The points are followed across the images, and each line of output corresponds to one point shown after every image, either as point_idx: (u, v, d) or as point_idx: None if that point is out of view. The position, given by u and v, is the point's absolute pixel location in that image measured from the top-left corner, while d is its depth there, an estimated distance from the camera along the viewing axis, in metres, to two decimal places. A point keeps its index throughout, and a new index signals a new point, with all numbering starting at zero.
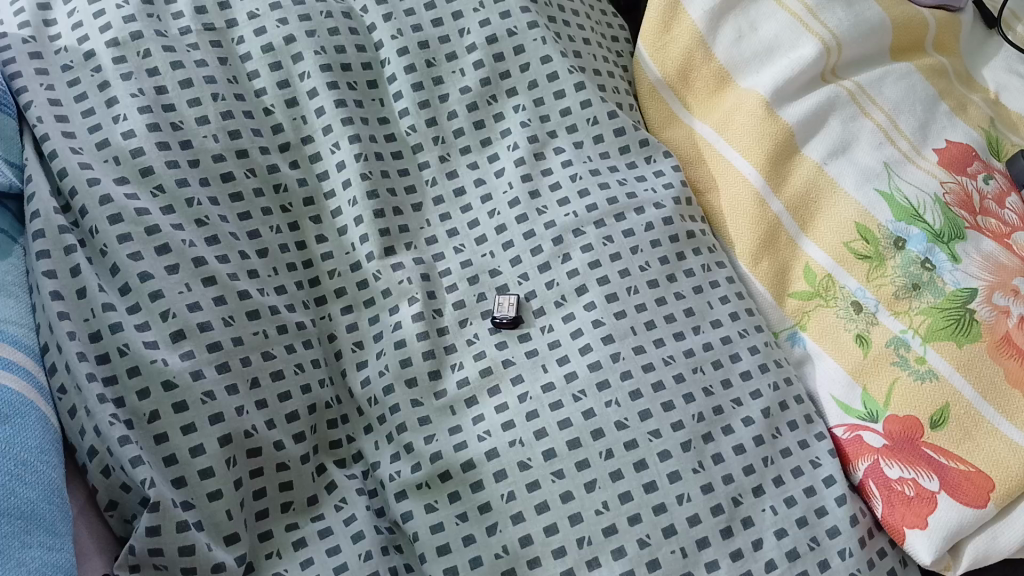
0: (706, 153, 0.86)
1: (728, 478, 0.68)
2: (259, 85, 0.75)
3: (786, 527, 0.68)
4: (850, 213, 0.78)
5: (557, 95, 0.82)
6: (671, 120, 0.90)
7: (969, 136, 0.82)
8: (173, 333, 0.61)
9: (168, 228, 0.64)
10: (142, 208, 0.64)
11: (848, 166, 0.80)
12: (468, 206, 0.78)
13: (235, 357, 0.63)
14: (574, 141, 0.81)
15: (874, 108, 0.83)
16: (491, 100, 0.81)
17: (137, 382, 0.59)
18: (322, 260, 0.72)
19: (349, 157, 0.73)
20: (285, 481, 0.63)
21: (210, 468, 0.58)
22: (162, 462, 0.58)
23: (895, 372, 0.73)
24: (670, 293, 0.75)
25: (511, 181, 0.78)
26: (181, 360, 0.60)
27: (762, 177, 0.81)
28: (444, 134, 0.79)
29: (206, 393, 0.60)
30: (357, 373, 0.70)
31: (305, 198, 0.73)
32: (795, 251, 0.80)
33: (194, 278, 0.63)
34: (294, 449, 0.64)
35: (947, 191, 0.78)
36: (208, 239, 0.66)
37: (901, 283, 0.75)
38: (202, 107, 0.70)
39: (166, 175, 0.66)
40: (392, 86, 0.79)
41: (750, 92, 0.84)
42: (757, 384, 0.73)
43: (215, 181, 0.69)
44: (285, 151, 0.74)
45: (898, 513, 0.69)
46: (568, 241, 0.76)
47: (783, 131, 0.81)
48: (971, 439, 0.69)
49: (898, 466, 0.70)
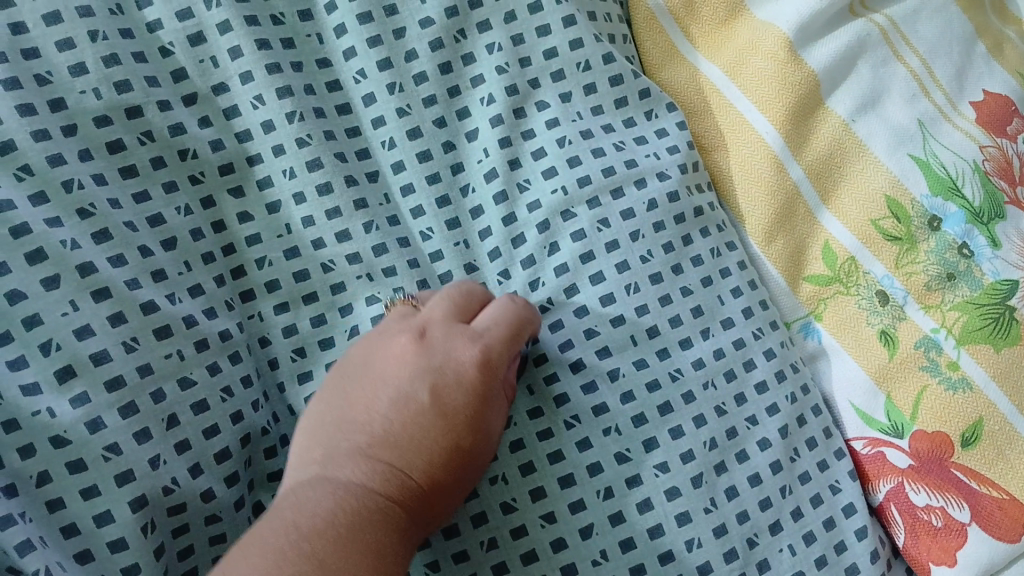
0: (712, 99, 0.67)
1: (743, 516, 0.55)
2: (153, 16, 0.55)
3: (804, 569, 0.55)
4: (879, 184, 0.63)
5: (541, 31, 0.61)
6: (671, 55, 0.68)
7: (1008, 85, 0.68)
8: (59, 369, 0.47)
9: (42, 227, 0.48)
10: (4, 202, 0.47)
11: (877, 123, 0.64)
12: (437, 176, 0.58)
13: (145, 393, 0.49)
14: (560, 92, 0.61)
15: (907, 50, 0.67)
16: (458, 35, 0.60)
17: (18, 438, 0.46)
18: (248, 245, 0.56)
19: (279, 117, 0.56)
20: (217, 535, 0.51)
21: (122, 540, 0.47)
22: (60, 534, 0.46)
23: (923, 379, 0.60)
24: (686, 260, 0.60)
25: (486, 147, 0.59)
26: (74, 407, 0.47)
27: (781, 138, 0.64)
28: (402, 80, 0.59)
29: (109, 446, 0.47)
30: (300, 388, 0.56)
31: (221, 166, 0.56)
32: (815, 227, 0.64)
33: (81, 292, 0.48)
34: (227, 496, 0.52)
35: (987, 157, 0.65)
36: (97, 234, 0.50)
37: (935, 272, 0.62)
38: (76, 51, 0.51)
39: (33, 151, 0.49)
40: (331, 17, 0.59)
41: (768, 27, 0.65)
42: (773, 397, 0.59)
43: (99, 152, 0.51)
44: (191, 105, 0.55)
45: (922, 544, 0.58)
46: (557, 224, 0.58)
47: (805, 78, 0.64)
48: (1006, 461, 0.57)
49: (925, 491, 0.58)
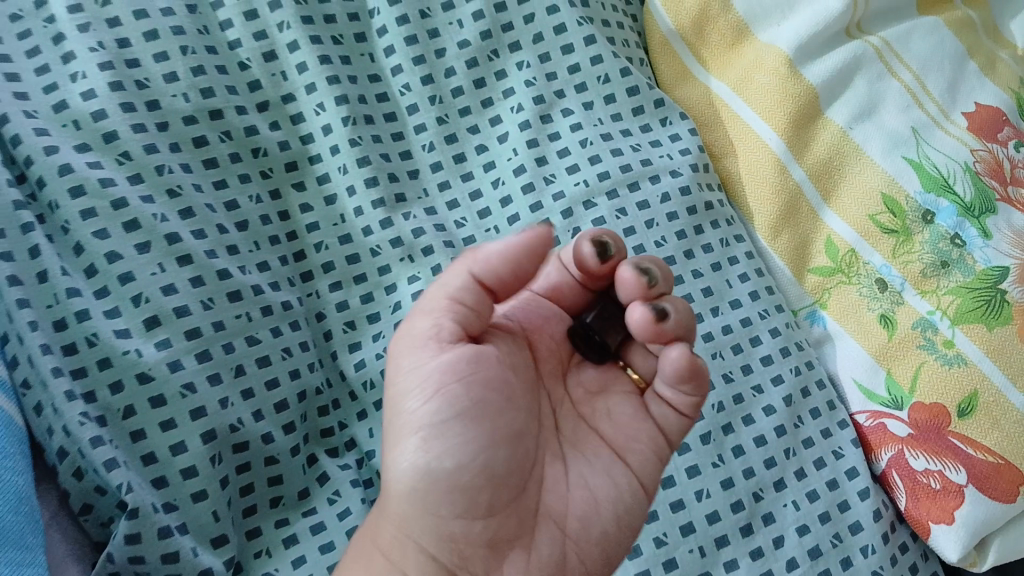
0: (723, 113, 0.75)
1: (749, 473, 0.60)
2: (233, 36, 0.65)
3: (808, 523, 0.60)
4: (875, 182, 0.69)
5: (565, 49, 0.70)
6: (685, 77, 0.77)
7: (999, 98, 0.74)
8: (147, 320, 0.55)
9: (137, 201, 0.57)
10: (107, 179, 0.56)
11: (873, 130, 0.71)
12: (469, 175, 0.68)
13: (217, 344, 0.57)
14: (583, 102, 0.69)
15: (901, 67, 0.74)
16: (492, 55, 0.69)
17: (109, 375, 0.54)
18: (308, 232, 0.65)
19: (336, 121, 0.65)
20: (275, 476, 0.59)
21: (193, 467, 0.55)
22: (141, 461, 0.54)
23: (920, 357, 0.64)
24: (697, 246, 0.67)
25: (516, 147, 0.67)
26: (157, 350, 0.55)
27: (783, 143, 0.71)
28: (442, 93, 0.68)
29: (186, 385, 0.55)
30: (351, 355, 0.63)
31: (287, 163, 0.65)
32: (817, 224, 0.70)
33: (167, 257, 0.57)
34: (285, 442, 0.59)
35: (978, 160, 0.70)
36: (182, 212, 0.59)
37: (929, 260, 0.67)
38: (170, 62, 0.61)
39: (132, 141, 0.58)
40: (382, 40, 0.69)
41: (770, 48, 0.73)
42: (779, 369, 0.64)
43: (186, 147, 0.61)
44: (263, 111, 0.65)
45: (922, 507, 0.62)
46: (578, 214, 0.66)
47: (805, 91, 0.71)
48: (1002, 429, 0.61)
49: (924, 457, 0.62)
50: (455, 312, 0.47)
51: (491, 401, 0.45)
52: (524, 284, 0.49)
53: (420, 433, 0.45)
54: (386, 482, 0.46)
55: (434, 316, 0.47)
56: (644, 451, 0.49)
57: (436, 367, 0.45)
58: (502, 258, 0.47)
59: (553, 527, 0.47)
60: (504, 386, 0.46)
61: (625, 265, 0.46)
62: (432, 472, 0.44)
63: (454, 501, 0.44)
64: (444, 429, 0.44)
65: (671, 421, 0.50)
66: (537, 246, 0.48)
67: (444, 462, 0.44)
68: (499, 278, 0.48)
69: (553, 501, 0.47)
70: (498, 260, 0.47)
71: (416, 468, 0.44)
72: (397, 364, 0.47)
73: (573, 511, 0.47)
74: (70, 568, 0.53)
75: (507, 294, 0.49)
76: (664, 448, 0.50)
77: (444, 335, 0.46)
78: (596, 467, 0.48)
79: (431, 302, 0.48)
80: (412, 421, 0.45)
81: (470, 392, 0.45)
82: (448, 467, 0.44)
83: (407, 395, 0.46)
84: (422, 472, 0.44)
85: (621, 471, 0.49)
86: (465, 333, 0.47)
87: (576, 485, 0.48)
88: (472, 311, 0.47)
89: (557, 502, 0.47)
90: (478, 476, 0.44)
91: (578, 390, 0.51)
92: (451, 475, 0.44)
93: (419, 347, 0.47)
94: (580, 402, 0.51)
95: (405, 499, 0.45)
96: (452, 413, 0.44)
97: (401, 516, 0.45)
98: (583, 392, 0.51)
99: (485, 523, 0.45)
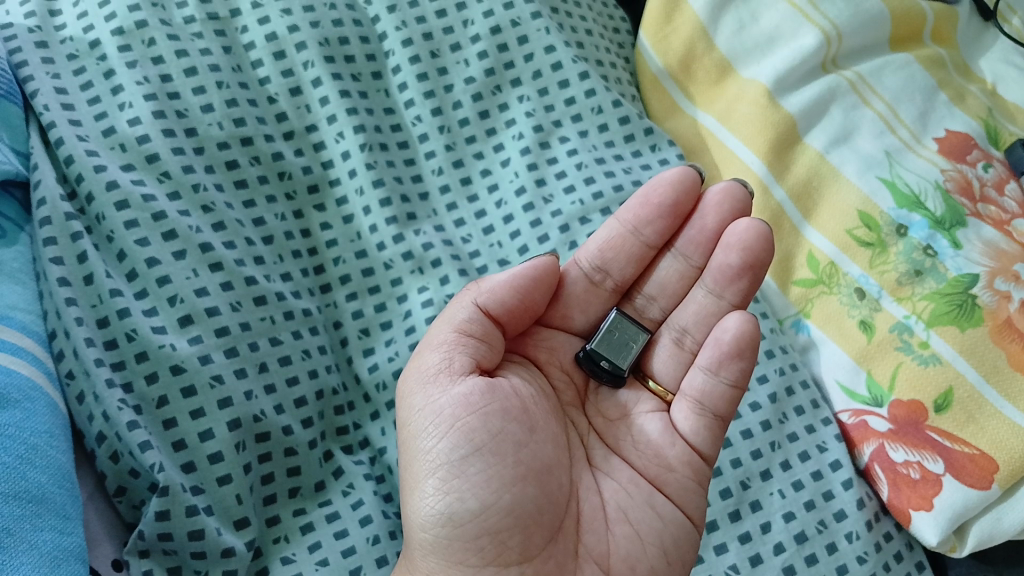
0: (710, 142, 0.83)
1: (736, 463, 0.66)
2: (263, 74, 0.73)
3: (794, 510, 0.64)
4: (851, 201, 0.75)
5: (561, 84, 0.79)
6: (674, 111, 0.86)
7: (969, 125, 0.79)
8: (181, 318, 0.61)
9: (175, 215, 0.63)
10: (149, 195, 0.63)
11: (849, 153, 0.77)
12: (476, 196, 0.75)
13: (243, 342, 0.62)
14: (579, 130, 0.78)
15: (875, 97, 0.79)
16: (495, 90, 0.78)
17: (145, 367, 0.58)
18: (328, 247, 0.71)
19: (354, 147, 0.72)
20: (294, 467, 0.62)
21: (220, 453, 0.58)
22: (171, 447, 0.57)
23: (898, 358, 0.68)
24: None
25: (517, 170, 0.75)
26: (189, 345, 0.60)
27: (763, 166, 0.77)
28: (449, 123, 0.76)
29: (215, 376, 0.59)
30: (365, 360, 0.69)
31: (309, 186, 0.72)
32: (799, 240, 0.76)
33: (201, 264, 0.63)
34: (303, 435, 0.63)
35: (948, 178, 0.75)
36: (215, 225, 0.65)
37: (903, 270, 0.71)
38: (207, 95, 0.69)
39: (171, 161, 0.65)
40: (396, 78, 0.77)
41: (751, 82, 0.80)
42: (763, 369, 0.70)
43: (220, 169, 0.68)
44: (290, 139, 0.72)
45: (903, 496, 0.65)
46: (575, 228, 0.73)
47: (783, 119, 0.78)
48: (976, 423, 0.64)
49: (902, 449, 0.66)
50: (464, 344, 0.55)
51: (508, 434, 0.52)
52: (529, 312, 0.58)
53: (437, 474, 0.52)
54: (413, 531, 0.53)
55: (446, 351, 0.55)
56: (683, 480, 0.57)
57: (448, 402, 0.53)
58: (508, 286, 0.56)
59: (595, 565, 0.53)
60: (522, 417, 0.54)
61: (707, 194, 0.64)
62: (455, 515, 0.51)
63: (485, 547, 0.51)
64: (462, 468, 0.51)
65: (699, 433, 0.58)
66: (540, 273, 0.57)
67: (466, 503, 0.51)
68: (504, 306, 0.57)
69: (594, 542, 0.54)
70: (503, 289, 0.56)
71: (438, 513, 0.51)
72: (411, 404, 0.55)
73: (616, 552, 0.54)
74: (105, 544, 0.57)
75: (514, 320, 0.58)
76: (702, 469, 0.58)
77: (454, 369, 0.54)
78: (637, 500, 0.56)
79: (441, 337, 0.56)
80: (429, 463, 0.52)
81: (483, 428, 0.52)
82: (470, 507, 0.51)
83: (422, 434, 0.53)
84: (445, 516, 0.51)
85: (662, 499, 0.56)
86: (474, 365, 0.55)
87: (616, 521, 0.55)
88: (479, 339, 0.56)
89: (598, 542, 0.54)
90: (508, 516, 0.50)
91: (599, 418, 0.61)
92: (477, 517, 0.50)
93: (431, 386, 0.54)
94: (605, 431, 0.60)
95: (433, 546, 0.52)
96: (468, 449, 0.52)
97: (431, 568, 0.52)
98: (604, 420, 0.61)
99: (520, 569, 0.51)
